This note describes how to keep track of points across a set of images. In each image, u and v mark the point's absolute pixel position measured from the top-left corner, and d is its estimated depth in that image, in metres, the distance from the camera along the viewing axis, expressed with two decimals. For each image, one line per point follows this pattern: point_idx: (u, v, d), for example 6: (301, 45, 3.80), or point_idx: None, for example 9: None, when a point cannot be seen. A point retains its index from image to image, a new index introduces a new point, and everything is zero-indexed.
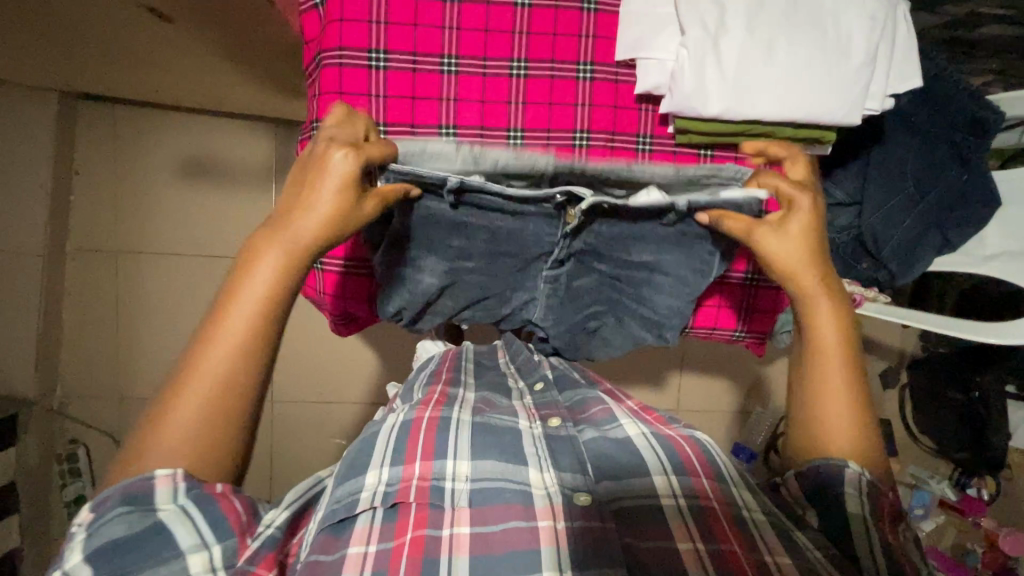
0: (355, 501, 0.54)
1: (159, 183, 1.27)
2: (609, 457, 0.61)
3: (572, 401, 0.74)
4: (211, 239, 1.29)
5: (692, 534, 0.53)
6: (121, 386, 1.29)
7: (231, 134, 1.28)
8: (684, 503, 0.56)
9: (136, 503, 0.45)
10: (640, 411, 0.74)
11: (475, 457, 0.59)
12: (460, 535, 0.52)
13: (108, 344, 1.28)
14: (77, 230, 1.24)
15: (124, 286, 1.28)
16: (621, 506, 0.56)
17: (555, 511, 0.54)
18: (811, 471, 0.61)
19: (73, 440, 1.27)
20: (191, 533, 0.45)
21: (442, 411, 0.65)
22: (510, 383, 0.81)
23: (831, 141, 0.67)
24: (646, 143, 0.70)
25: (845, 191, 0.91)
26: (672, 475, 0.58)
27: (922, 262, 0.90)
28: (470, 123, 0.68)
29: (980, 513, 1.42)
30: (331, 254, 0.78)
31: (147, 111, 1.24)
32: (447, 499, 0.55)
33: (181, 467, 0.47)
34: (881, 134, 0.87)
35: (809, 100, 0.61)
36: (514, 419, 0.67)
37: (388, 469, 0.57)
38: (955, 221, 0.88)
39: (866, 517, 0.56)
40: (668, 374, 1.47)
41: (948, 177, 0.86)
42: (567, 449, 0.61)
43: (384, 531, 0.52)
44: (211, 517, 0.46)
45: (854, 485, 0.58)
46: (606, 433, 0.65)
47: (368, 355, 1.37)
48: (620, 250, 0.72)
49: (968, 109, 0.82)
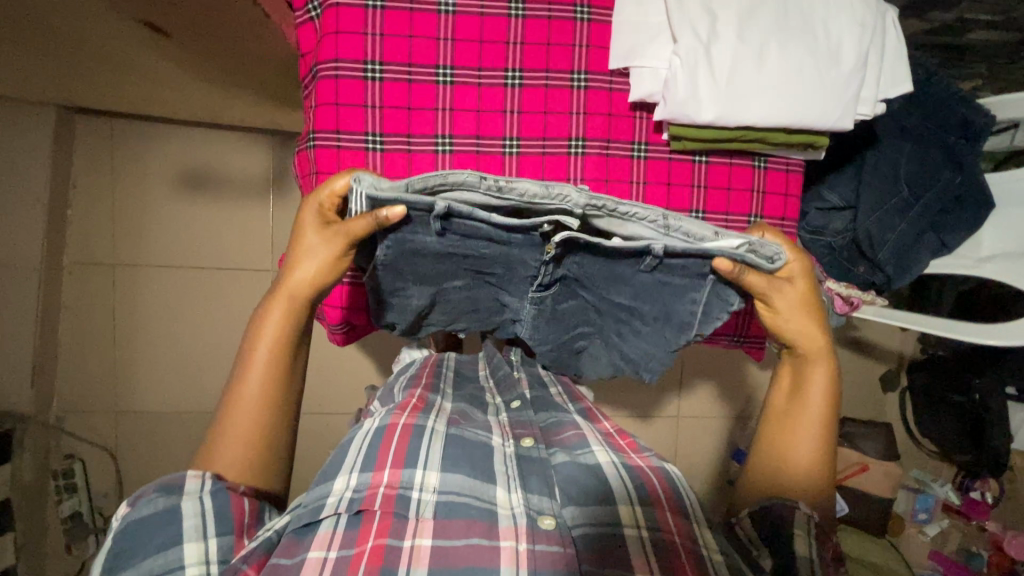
0: (321, 506, 0.55)
1: (156, 197, 1.27)
2: (577, 483, 0.61)
3: (546, 423, 0.75)
4: (207, 252, 1.29)
5: (651, 565, 0.53)
6: (117, 400, 1.29)
7: (227, 147, 1.29)
8: (648, 535, 0.56)
9: (168, 490, 0.54)
10: (614, 432, 0.75)
11: (444, 469, 0.59)
12: (421, 547, 0.52)
13: (106, 357, 1.28)
14: (74, 243, 1.24)
15: (119, 299, 1.27)
16: (583, 532, 0.57)
17: (519, 532, 0.55)
18: (767, 507, 0.64)
19: (70, 455, 1.25)
20: (193, 528, 0.52)
21: (416, 418, 0.65)
22: (487, 398, 0.83)
23: (825, 146, 0.67)
24: (642, 151, 0.69)
25: (840, 194, 0.91)
26: (636, 505, 0.59)
27: (918, 266, 0.90)
28: (465, 132, 0.68)
29: (984, 516, 1.41)
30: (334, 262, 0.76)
31: (144, 124, 1.25)
32: (412, 508, 0.55)
33: (207, 471, 0.56)
34: (873, 140, 0.87)
35: (802, 106, 0.61)
36: (488, 435, 0.68)
37: (357, 475, 0.57)
38: (949, 223, 0.89)
39: (814, 558, 0.58)
40: (668, 380, 1.47)
41: (943, 179, 0.86)
42: (535, 471, 0.63)
43: (345, 538, 0.52)
44: (217, 508, 0.53)
45: (804, 526, 0.61)
46: (576, 458, 0.64)
47: (367, 364, 1.36)
48: (603, 287, 0.70)
49: (958, 113, 0.83)
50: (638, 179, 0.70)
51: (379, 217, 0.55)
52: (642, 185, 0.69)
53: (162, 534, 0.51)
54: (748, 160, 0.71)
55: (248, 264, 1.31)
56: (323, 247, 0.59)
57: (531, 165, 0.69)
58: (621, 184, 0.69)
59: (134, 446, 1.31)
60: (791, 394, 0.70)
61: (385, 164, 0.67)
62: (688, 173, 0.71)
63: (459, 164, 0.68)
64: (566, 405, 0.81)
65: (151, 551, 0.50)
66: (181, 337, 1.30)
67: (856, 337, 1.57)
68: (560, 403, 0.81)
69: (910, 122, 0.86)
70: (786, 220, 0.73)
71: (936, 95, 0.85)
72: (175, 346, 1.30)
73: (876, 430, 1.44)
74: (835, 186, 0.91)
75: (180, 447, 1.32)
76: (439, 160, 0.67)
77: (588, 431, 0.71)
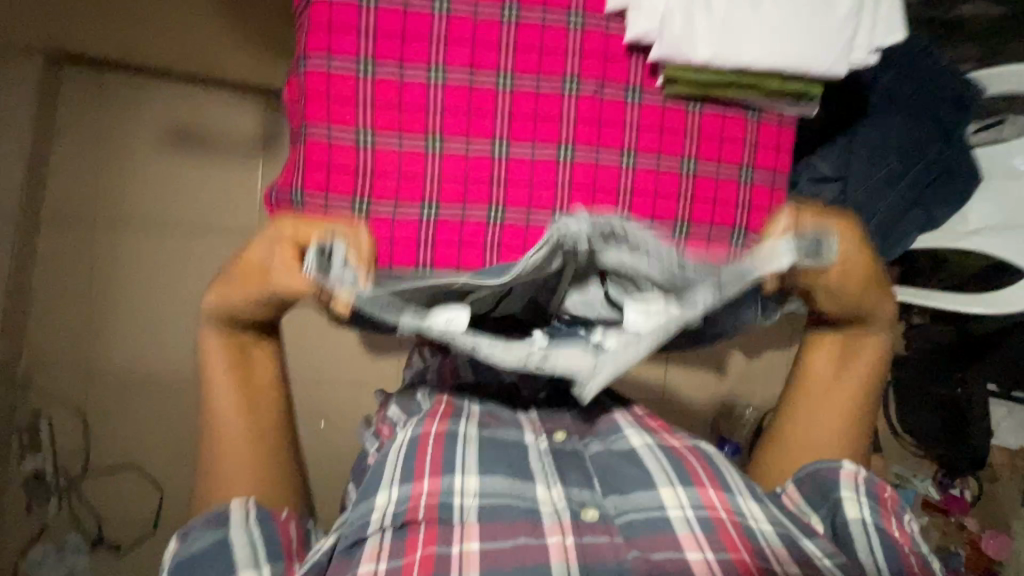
0: (365, 523, 0.59)
1: (142, 152, 1.24)
2: (615, 470, 0.69)
3: (576, 409, 0.81)
4: (192, 211, 1.27)
5: (700, 544, 0.60)
6: (89, 358, 1.25)
7: (217, 105, 1.27)
8: (692, 513, 0.63)
9: (219, 521, 0.59)
10: (645, 413, 0.81)
11: (482, 472, 0.64)
12: (469, 553, 0.58)
13: (81, 315, 1.24)
14: (56, 195, 1.21)
15: (98, 254, 1.24)
16: (630, 517, 0.64)
17: (564, 527, 0.61)
18: (816, 473, 0.67)
19: (36, 413, 1.22)
20: (245, 551, 0.56)
21: (447, 427, 0.69)
22: (518, 390, 0.83)
23: (818, 96, 0.67)
24: (636, 94, 0.69)
25: (831, 163, 0.90)
26: (679, 487, 0.65)
27: (905, 239, 0.91)
28: (458, 65, 0.67)
29: (962, 511, 1.43)
30: (312, 190, 0.66)
31: (134, 78, 1.23)
32: (456, 514, 0.60)
33: (251, 496, 0.61)
34: (866, 108, 0.88)
35: (795, 48, 0.62)
36: (520, 434, 0.71)
37: (397, 488, 0.62)
38: (936, 198, 0.90)
39: (865, 518, 0.64)
40: (654, 362, 1.45)
41: (932, 150, 0.87)
42: (574, 465, 0.71)
43: (393, 549, 0.58)
44: (265, 533, 0.59)
45: (852, 485, 0.66)
46: (611, 446, 0.72)
47: (350, 333, 1.34)
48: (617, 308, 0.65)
49: (951, 87, 0.86)
50: (631, 123, 0.70)
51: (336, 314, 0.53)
52: (635, 129, 0.69)
53: (217, 565, 0.56)
54: (741, 110, 0.71)
55: (234, 226, 1.29)
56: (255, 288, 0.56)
57: (522, 102, 0.68)
58: (614, 126, 0.69)
59: (106, 407, 1.26)
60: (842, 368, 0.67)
61: (376, 90, 0.66)
62: (682, 121, 0.71)
63: (451, 97, 0.67)
64: (593, 386, 0.86)
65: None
66: (160, 297, 1.27)
67: None
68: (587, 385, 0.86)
69: (901, 93, 0.87)
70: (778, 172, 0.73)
71: (927, 67, 0.87)
72: (154, 305, 1.27)
73: None
74: (826, 156, 0.90)
75: (153, 411, 1.28)
76: (430, 91, 0.66)
77: (618, 416, 0.77)
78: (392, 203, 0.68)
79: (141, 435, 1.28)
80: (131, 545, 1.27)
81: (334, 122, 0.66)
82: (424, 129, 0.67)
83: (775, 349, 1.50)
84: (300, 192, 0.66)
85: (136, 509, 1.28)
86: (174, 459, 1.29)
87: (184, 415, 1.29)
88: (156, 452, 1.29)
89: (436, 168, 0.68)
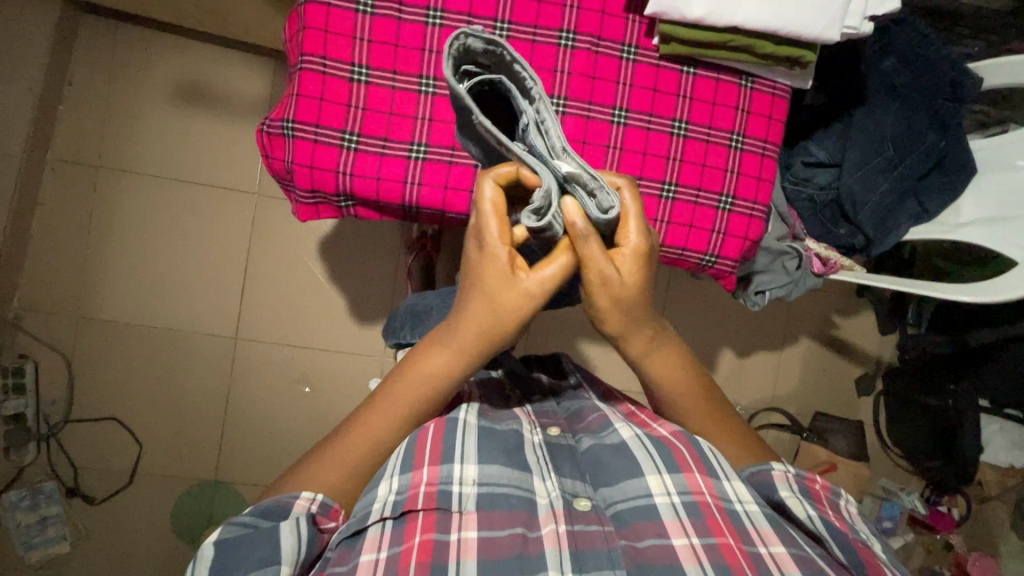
0: (367, 513, 0.58)
1: (148, 105, 1.26)
2: (606, 463, 0.67)
3: (570, 410, 0.81)
4: (193, 166, 1.28)
5: (686, 530, 0.59)
6: (78, 305, 1.25)
7: (227, 63, 1.29)
8: (679, 500, 0.61)
9: (267, 514, 0.57)
10: (634, 411, 0.80)
11: (481, 461, 0.63)
12: (467, 539, 0.57)
13: (74, 261, 1.25)
14: (61, 139, 1.23)
15: (98, 202, 1.25)
16: (618, 508, 0.62)
17: (556, 515, 0.60)
18: (748, 479, 0.68)
19: (22, 355, 1.23)
20: (290, 548, 0.54)
21: (446, 416, 0.69)
22: (507, 389, 0.86)
23: (811, 62, 0.79)
24: (631, 53, 0.80)
25: (826, 150, 0.96)
26: (664, 474, 0.63)
27: (897, 231, 0.95)
28: (457, 9, 0.77)
29: (947, 529, 1.40)
30: (304, 120, 0.75)
31: (148, 32, 1.26)
32: (455, 502, 0.60)
33: (317, 494, 0.60)
34: (863, 98, 0.93)
35: (791, 11, 0.72)
36: (517, 424, 0.73)
37: (398, 478, 0.61)
38: (928, 190, 0.95)
39: (813, 513, 0.62)
40: None
41: (930, 141, 0.92)
42: (567, 458, 0.70)
43: (394, 537, 0.57)
44: (309, 536, 0.56)
45: (786, 482, 0.65)
46: (602, 439, 0.70)
47: (340, 300, 1.34)
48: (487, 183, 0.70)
49: (948, 76, 0.89)
50: (624, 78, 0.80)
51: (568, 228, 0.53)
52: (627, 84, 0.80)
53: (260, 549, 0.53)
54: (735, 78, 0.82)
55: (235, 184, 1.30)
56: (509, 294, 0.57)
57: (520, 48, 0.78)
58: (607, 77, 0.79)
59: (93, 353, 1.26)
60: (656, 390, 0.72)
61: (374, 28, 0.75)
62: (675, 80, 0.81)
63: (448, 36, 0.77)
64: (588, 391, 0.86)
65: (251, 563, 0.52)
66: (154, 249, 1.28)
67: (838, 338, 1.54)
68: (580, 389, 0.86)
69: (900, 81, 0.92)
70: (767, 141, 0.84)
71: (925, 54, 0.91)
72: (146, 257, 1.27)
73: (843, 426, 1.44)
74: (822, 142, 0.97)
75: (138, 364, 1.28)
76: (429, 29, 0.76)
77: (610, 412, 0.77)
78: (381, 139, 0.77)
79: (122, 387, 1.27)
80: (105, 497, 1.25)
81: (329, 55, 0.75)
82: (418, 71, 0.77)
83: (766, 350, 1.50)
84: (291, 122, 0.75)
85: (114, 461, 1.27)
86: (156, 412, 1.29)
87: (171, 368, 1.29)
88: (139, 404, 1.28)
89: (424, 107, 0.77)
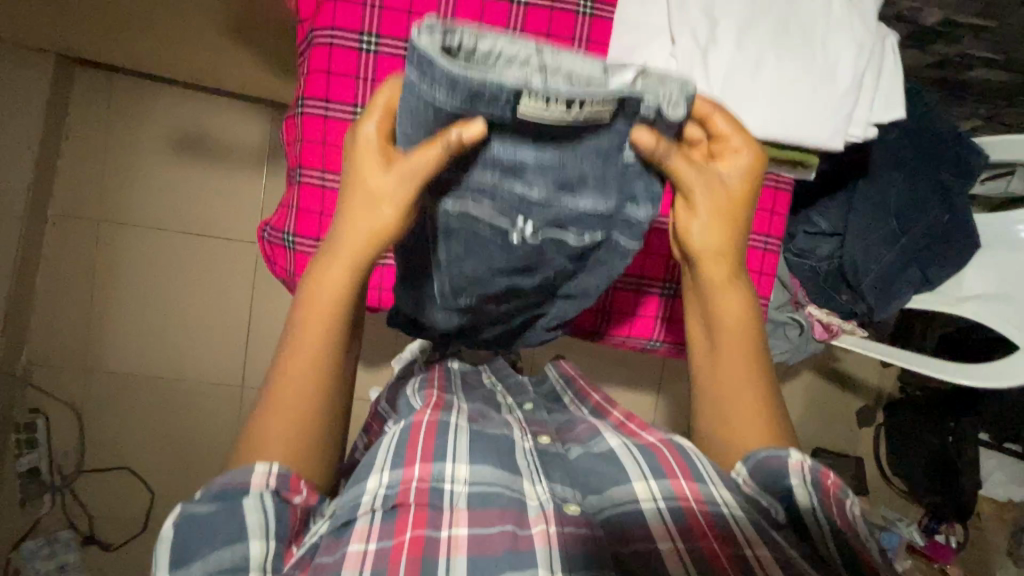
0: (357, 505, 0.51)
1: (146, 158, 1.26)
2: (595, 472, 0.62)
3: (560, 425, 0.77)
4: (195, 217, 1.28)
5: (672, 535, 0.52)
6: (84, 358, 1.26)
7: (225, 113, 1.29)
8: (664, 505, 0.55)
9: (232, 490, 0.49)
10: (625, 420, 0.75)
11: (474, 460, 0.57)
12: (458, 536, 0.50)
13: (81, 314, 1.25)
14: (61, 195, 1.23)
15: (101, 256, 1.25)
16: (608, 515, 0.56)
17: (548, 516, 0.53)
18: (755, 461, 0.60)
19: (34, 410, 1.24)
20: (258, 521, 0.48)
21: (441, 414, 0.63)
22: (498, 398, 0.82)
23: (813, 165, 0.80)
24: None
25: (829, 221, 1.00)
26: (651, 480, 0.58)
27: (900, 298, 0.95)
28: None
29: (946, 560, 1.39)
30: (304, 233, 0.77)
31: (143, 83, 1.24)
32: (446, 499, 0.53)
33: (275, 463, 0.51)
34: (866, 166, 0.93)
35: (797, 121, 0.74)
36: (508, 429, 0.66)
37: (389, 472, 0.54)
38: (933, 260, 0.94)
39: (815, 506, 0.55)
40: (643, 394, 1.45)
41: (932, 214, 0.91)
42: (556, 465, 0.64)
43: (385, 531, 0.49)
44: (280, 513, 0.49)
45: (800, 474, 0.57)
46: (591, 448, 0.66)
47: None
48: (513, 187, 0.56)
49: (953, 147, 0.89)
50: None
51: (450, 143, 0.50)
52: None
53: (224, 527, 0.47)
54: None
55: (237, 234, 1.31)
56: (385, 185, 0.54)
57: None
58: None
59: (102, 403, 1.28)
60: (713, 329, 0.67)
61: None
62: None
63: None
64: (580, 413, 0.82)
65: (216, 543, 0.46)
66: (157, 301, 1.28)
67: (841, 371, 1.55)
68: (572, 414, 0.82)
69: (905, 151, 0.90)
70: (769, 236, 0.88)
71: (934, 130, 0.90)
72: (147, 305, 1.28)
73: (845, 462, 1.44)
74: (824, 213, 1.00)
75: (145, 412, 1.30)
76: None
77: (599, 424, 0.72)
78: None
79: (132, 435, 1.29)
80: (118, 544, 1.28)
81: (327, 168, 0.77)
82: None
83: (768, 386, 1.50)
84: (292, 235, 0.78)
85: (125, 508, 1.28)
86: (165, 459, 1.31)
87: (180, 416, 1.31)
88: (151, 450, 1.31)
89: None
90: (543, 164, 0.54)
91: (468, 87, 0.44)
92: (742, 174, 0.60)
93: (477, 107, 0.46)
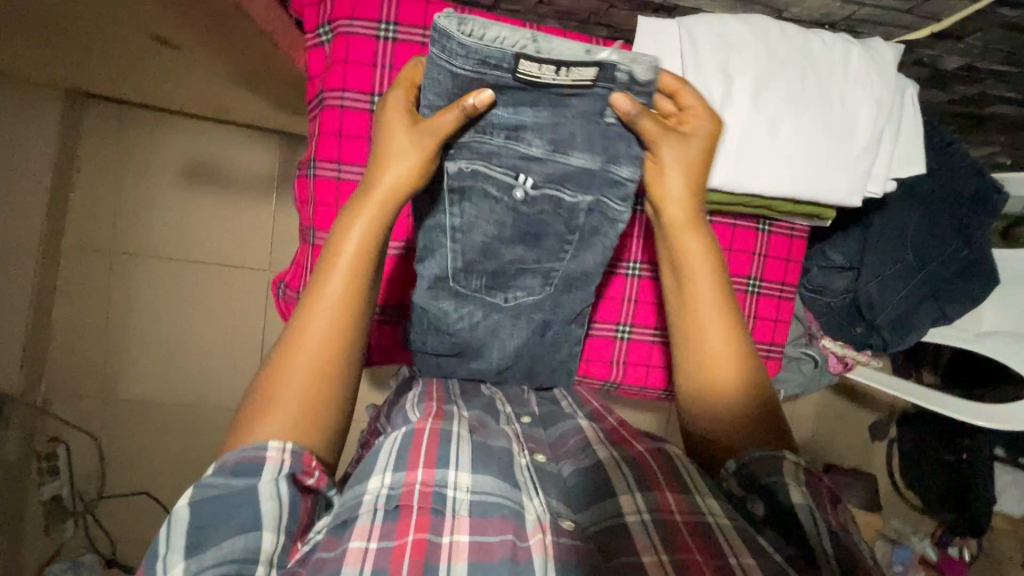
0: (357, 504, 0.48)
1: (158, 189, 1.27)
2: (580, 486, 0.57)
3: (552, 435, 0.68)
4: (207, 247, 1.29)
5: (657, 547, 0.49)
6: (101, 388, 1.28)
7: (235, 143, 1.30)
8: (649, 519, 0.52)
9: (242, 472, 0.46)
10: (617, 426, 0.70)
11: (477, 469, 0.53)
12: (460, 541, 0.47)
13: (98, 346, 1.27)
14: (75, 228, 1.24)
15: (115, 288, 1.27)
16: (609, 524, 0.52)
17: (546, 527, 0.50)
18: (749, 460, 0.57)
19: (54, 438, 1.24)
20: (269, 515, 0.45)
21: (440, 423, 0.58)
22: (501, 406, 0.73)
23: (829, 217, 0.83)
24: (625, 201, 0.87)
25: (845, 255, 0.99)
26: (636, 492, 0.54)
27: (916, 332, 0.96)
28: None
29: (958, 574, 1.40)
30: None
31: (153, 115, 1.25)
32: (449, 505, 0.50)
33: (288, 442, 0.48)
34: (882, 203, 0.94)
35: (817, 179, 0.77)
36: (507, 440, 0.61)
37: (391, 473, 0.51)
38: (953, 295, 0.94)
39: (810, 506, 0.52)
40: (655, 414, 1.45)
41: (948, 250, 0.91)
42: (548, 481, 0.58)
43: (387, 529, 0.46)
44: (291, 500, 0.46)
45: (792, 470, 0.55)
46: (580, 465, 0.59)
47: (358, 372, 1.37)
48: (516, 141, 0.62)
49: (971, 184, 0.87)
50: None
51: (466, 107, 0.56)
52: None
53: (236, 516, 0.44)
54: (753, 224, 0.88)
55: (250, 262, 1.32)
56: (410, 143, 0.57)
57: None
58: None
59: (120, 432, 1.29)
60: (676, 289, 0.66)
61: None
62: None
63: None
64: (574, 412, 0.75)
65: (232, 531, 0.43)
66: (172, 330, 1.30)
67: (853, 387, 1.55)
68: (566, 412, 0.75)
69: (922, 189, 0.91)
70: (784, 284, 0.91)
71: (955, 166, 0.88)
72: (162, 335, 1.29)
73: (860, 479, 1.44)
74: (841, 246, 0.99)
75: (163, 439, 1.31)
76: None
77: (589, 432, 0.65)
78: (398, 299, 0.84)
79: (151, 462, 1.31)
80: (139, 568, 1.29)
81: None
82: None
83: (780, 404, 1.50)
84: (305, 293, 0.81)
85: (144, 534, 1.30)
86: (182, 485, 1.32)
87: (198, 442, 1.33)
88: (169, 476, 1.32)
89: None
90: (545, 111, 0.60)
91: (477, 52, 0.53)
92: (700, 135, 0.63)
93: (479, 73, 0.55)
